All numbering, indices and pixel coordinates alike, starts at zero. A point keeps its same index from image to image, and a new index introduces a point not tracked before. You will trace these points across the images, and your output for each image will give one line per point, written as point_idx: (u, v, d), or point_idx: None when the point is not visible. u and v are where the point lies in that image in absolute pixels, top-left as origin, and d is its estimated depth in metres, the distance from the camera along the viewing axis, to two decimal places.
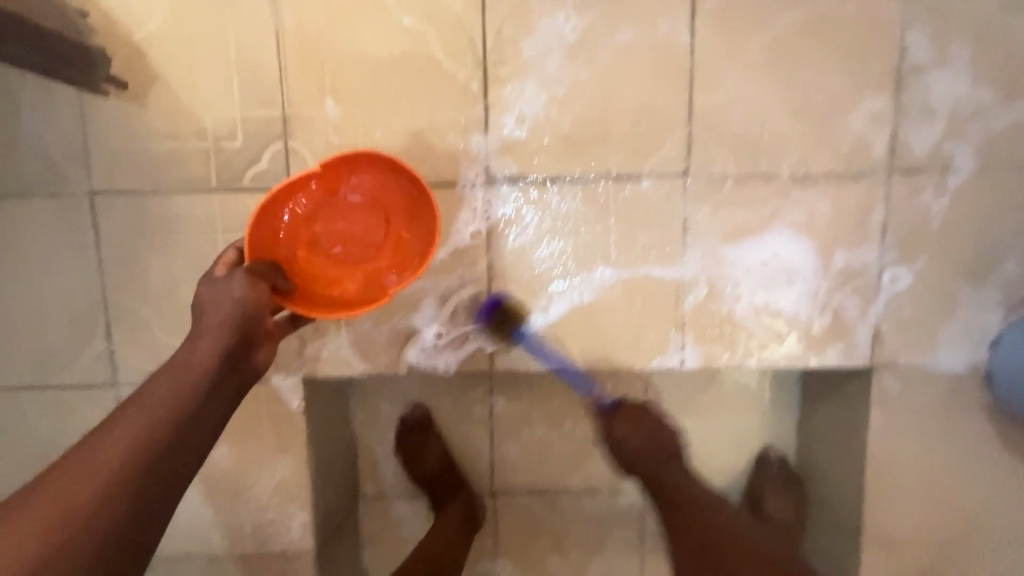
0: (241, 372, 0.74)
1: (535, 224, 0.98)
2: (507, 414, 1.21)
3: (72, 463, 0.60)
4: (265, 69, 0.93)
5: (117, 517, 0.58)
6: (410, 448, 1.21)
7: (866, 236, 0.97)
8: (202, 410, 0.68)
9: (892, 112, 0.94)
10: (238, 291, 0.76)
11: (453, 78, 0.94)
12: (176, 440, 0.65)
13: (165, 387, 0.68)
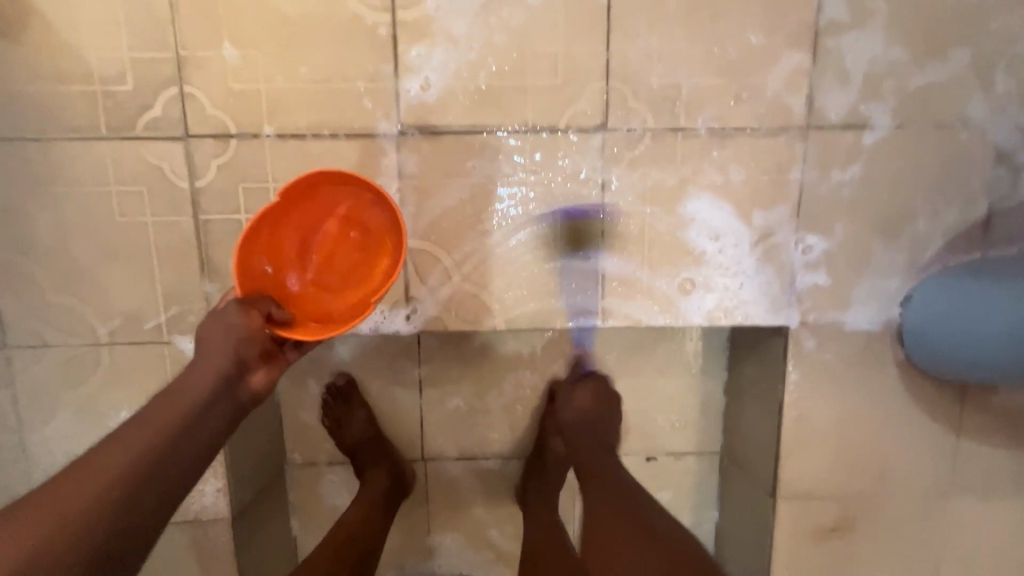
0: (237, 394, 0.77)
1: (450, 180, 0.94)
2: (434, 378, 1.20)
3: (79, 470, 0.62)
4: (153, 6, 0.87)
5: (104, 528, 0.58)
6: (337, 415, 1.18)
7: (784, 192, 0.96)
8: (199, 426, 0.71)
9: (811, 65, 0.92)
10: (234, 316, 0.80)
11: (359, 20, 0.88)
12: (169, 456, 0.66)
13: (163, 406, 0.71)
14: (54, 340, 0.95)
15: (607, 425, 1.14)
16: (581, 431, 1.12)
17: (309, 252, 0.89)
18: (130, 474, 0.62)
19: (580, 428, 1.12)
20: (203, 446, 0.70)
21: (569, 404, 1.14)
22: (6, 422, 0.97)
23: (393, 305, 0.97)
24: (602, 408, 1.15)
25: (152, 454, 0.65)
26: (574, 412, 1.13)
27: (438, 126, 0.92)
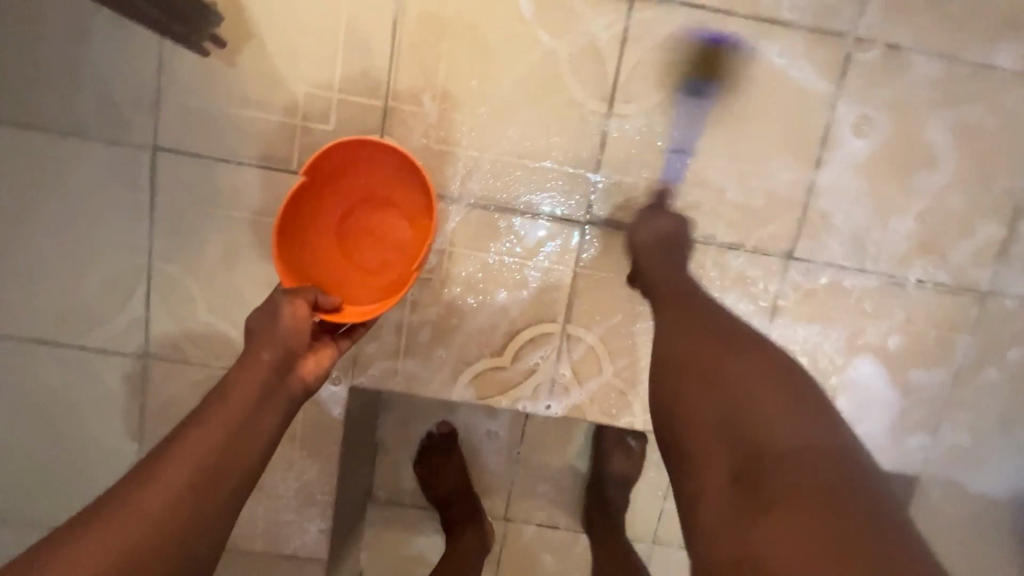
0: (290, 394, 0.63)
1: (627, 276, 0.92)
2: (534, 446, 1.19)
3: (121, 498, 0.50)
4: (373, 52, 0.85)
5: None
6: (434, 466, 1.16)
7: (950, 349, 0.94)
8: (257, 429, 0.58)
9: (1007, 232, 0.91)
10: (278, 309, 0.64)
11: (574, 106, 0.87)
12: (216, 483, 0.53)
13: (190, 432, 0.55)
14: (195, 357, 0.93)
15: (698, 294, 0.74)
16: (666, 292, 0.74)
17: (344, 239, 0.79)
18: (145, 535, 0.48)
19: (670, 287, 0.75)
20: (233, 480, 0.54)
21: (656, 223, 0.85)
22: (128, 426, 0.96)
23: (537, 385, 0.96)
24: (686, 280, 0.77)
25: (168, 505, 0.50)
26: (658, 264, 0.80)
27: (627, 223, 0.90)
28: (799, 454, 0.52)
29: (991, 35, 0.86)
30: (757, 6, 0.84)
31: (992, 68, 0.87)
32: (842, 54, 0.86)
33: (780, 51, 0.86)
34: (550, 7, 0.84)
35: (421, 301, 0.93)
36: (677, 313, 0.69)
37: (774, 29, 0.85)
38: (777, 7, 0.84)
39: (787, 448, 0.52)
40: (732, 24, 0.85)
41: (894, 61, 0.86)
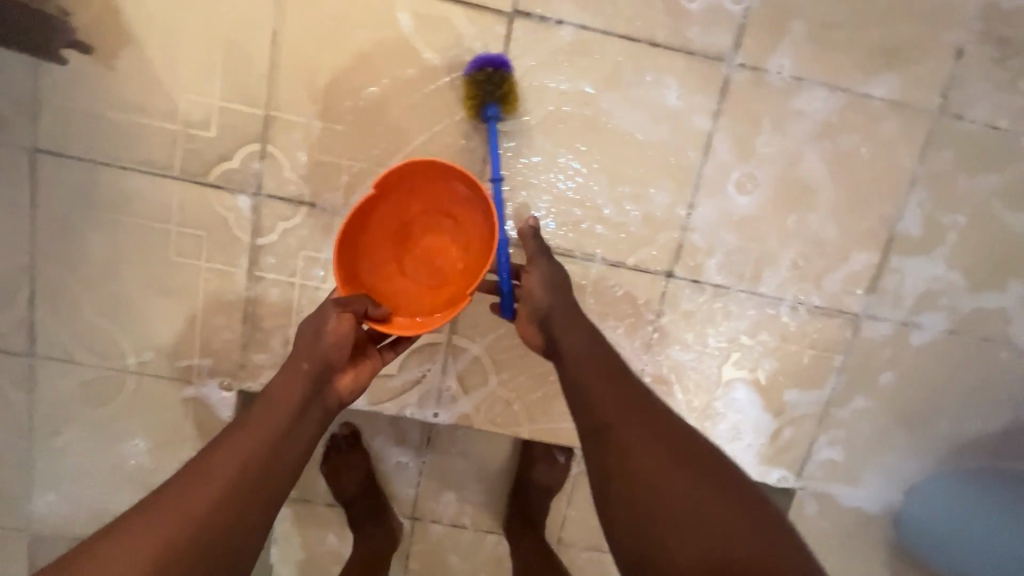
0: (321, 404, 0.71)
1: None
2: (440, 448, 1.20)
3: (182, 485, 0.60)
4: (255, 61, 0.85)
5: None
6: (338, 463, 1.16)
7: (826, 368, 0.97)
8: (293, 436, 0.67)
9: (881, 258, 0.93)
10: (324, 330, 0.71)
11: (457, 121, 0.88)
12: (257, 479, 0.62)
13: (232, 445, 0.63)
14: (83, 358, 0.94)
15: (629, 378, 0.71)
16: (601, 404, 0.68)
17: (401, 244, 0.80)
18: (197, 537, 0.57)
19: (602, 396, 0.68)
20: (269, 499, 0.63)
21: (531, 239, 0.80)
22: (17, 424, 0.96)
23: (424, 393, 0.98)
24: (607, 359, 0.72)
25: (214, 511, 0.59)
26: (586, 347, 0.73)
27: None
28: (759, 558, 0.56)
29: (869, 64, 0.87)
30: (636, 28, 0.85)
31: (868, 98, 0.88)
32: (722, 78, 0.87)
33: (659, 73, 0.86)
34: (431, 21, 0.84)
35: (308, 309, 0.94)
36: (631, 427, 0.65)
37: (654, 50, 0.86)
38: (656, 30, 0.85)
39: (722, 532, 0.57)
40: (612, 45, 0.85)
41: (774, 86, 0.87)
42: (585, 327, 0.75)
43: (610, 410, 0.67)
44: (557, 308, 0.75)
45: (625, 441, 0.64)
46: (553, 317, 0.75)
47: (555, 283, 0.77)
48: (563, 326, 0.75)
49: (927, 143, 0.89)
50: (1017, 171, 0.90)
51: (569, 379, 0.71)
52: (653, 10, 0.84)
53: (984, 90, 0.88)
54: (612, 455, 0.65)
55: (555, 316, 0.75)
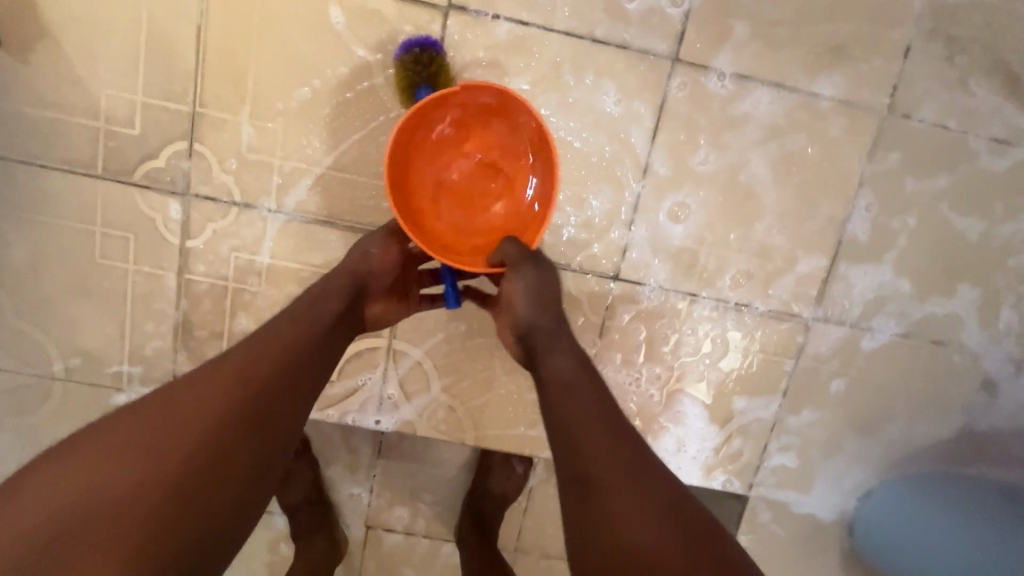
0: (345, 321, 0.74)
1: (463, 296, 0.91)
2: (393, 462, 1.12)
3: (189, 394, 0.59)
4: (179, 56, 0.81)
5: (165, 488, 0.53)
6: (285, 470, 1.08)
7: (775, 372, 0.95)
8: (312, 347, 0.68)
9: (830, 261, 0.91)
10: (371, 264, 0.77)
11: (393, 119, 0.85)
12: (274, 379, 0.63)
13: (255, 359, 0.64)
14: (7, 365, 0.91)
15: (624, 425, 0.67)
16: (581, 441, 0.65)
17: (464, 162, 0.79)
18: (205, 445, 0.56)
19: (582, 433, 0.65)
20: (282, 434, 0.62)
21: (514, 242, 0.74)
22: None
23: (365, 400, 0.95)
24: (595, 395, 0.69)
25: (230, 422, 0.58)
26: (571, 379, 0.70)
27: None
28: None
29: (815, 63, 0.85)
30: (576, 24, 0.82)
31: (816, 96, 0.86)
32: (665, 76, 0.84)
33: (601, 71, 0.84)
34: (363, 15, 0.81)
35: (242, 314, 0.91)
36: (617, 482, 0.61)
37: (594, 47, 0.83)
38: (596, 26, 0.83)
39: None
40: (551, 41, 0.83)
41: (718, 84, 0.85)
42: (574, 360, 0.73)
43: (589, 449, 0.64)
44: (535, 326, 0.74)
45: (596, 478, 0.62)
46: (532, 335, 0.75)
47: (533, 295, 0.74)
48: (544, 358, 0.73)
49: (874, 143, 0.87)
50: (964, 172, 0.89)
51: (565, 419, 0.67)
52: (592, 5, 0.82)
53: (933, 90, 0.86)
54: (597, 502, 0.60)
55: (533, 338, 0.75)
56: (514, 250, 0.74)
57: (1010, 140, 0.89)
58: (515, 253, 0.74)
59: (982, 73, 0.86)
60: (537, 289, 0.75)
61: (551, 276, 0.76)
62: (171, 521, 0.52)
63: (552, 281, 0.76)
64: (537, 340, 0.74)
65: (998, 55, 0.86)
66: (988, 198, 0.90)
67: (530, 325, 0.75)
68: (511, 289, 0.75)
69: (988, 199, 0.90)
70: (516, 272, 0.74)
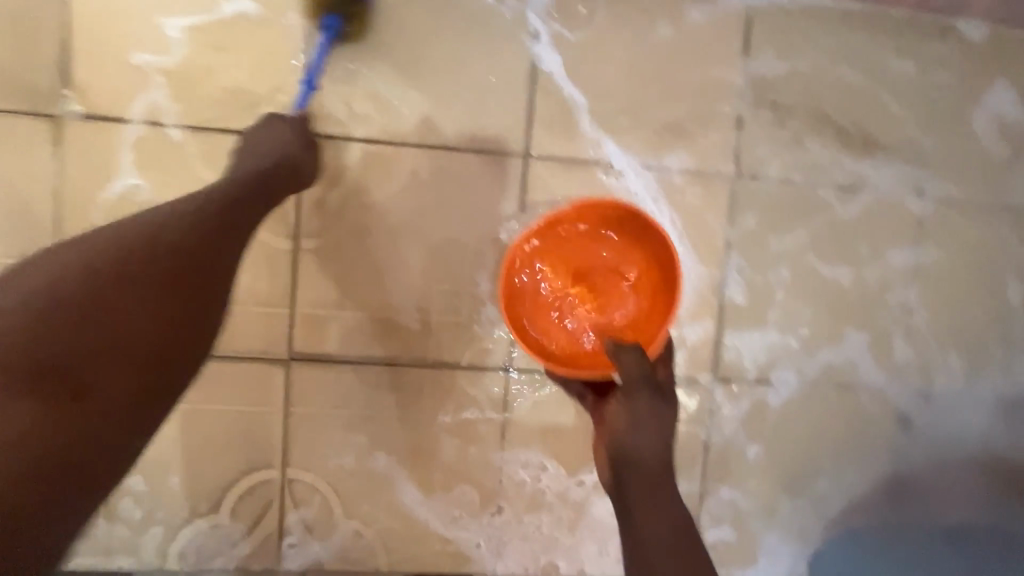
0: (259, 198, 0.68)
1: (356, 409, 0.88)
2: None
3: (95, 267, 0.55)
4: (38, 214, 0.82)
5: (41, 389, 0.49)
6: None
7: (689, 440, 0.93)
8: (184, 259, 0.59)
9: (716, 322, 0.93)
10: (285, 144, 0.75)
11: (261, 246, 0.85)
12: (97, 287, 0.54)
13: (111, 245, 0.56)
14: None
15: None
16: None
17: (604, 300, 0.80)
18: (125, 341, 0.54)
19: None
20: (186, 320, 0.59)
21: (629, 357, 0.68)
22: None
23: (263, 540, 0.88)
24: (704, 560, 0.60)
25: (141, 252, 0.56)
26: (671, 543, 0.61)
27: (351, 356, 0.88)
28: None
29: (661, 142, 0.90)
30: (429, 136, 0.87)
31: (667, 171, 0.91)
32: (521, 171, 0.88)
33: (459, 174, 0.88)
34: (221, 152, 0.84)
35: None
36: None
37: (450, 154, 0.87)
38: (448, 136, 0.87)
39: None
40: (407, 154, 0.87)
41: (571, 170, 0.89)
42: (676, 520, 0.63)
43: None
44: (642, 462, 0.65)
45: None
46: (630, 469, 0.65)
47: (643, 429, 0.66)
48: (643, 509, 0.63)
49: (732, 205, 0.92)
50: (821, 221, 0.94)
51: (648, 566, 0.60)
52: (441, 118, 0.87)
53: (774, 152, 0.93)
54: None
55: (634, 478, 0.65)
56: (630, 369, 0.67)
57: (856, 186, 0.94)
58: (634, 373, 0.67)
59: (814, 132, 0.93)
60: (654, 423, 0.66)
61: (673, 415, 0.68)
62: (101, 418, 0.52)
63: (669, 423, 0.67)
64: (646, 482, 0.64)
65: (825, 114, 0.93)
66: (849, 241, 0.94)
67: (637, 457, 0.65)
68: (617, 412, 0.69)
69: (849, 243, 0.94)
70: (632, 394, 0.67)
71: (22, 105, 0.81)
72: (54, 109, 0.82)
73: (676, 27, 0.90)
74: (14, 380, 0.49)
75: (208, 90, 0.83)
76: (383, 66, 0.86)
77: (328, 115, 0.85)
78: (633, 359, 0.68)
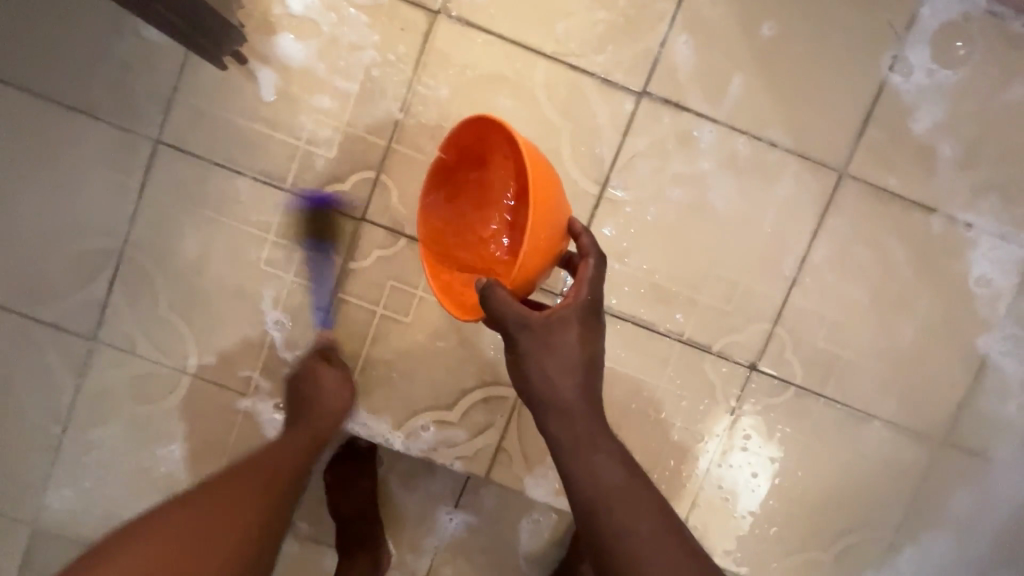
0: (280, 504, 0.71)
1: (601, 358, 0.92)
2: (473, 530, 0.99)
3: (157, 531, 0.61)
4: (389, 95, 0.88)
5: None
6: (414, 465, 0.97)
7: (899, 490, 0.94)
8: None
9: (964, 390, 0.92)
10: (337, 398, 0.85)
11: (572, 183, 0.89)
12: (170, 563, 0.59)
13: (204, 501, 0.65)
14: (144, 351, 0.91)
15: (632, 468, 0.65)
16: (625, 533, 0.60)
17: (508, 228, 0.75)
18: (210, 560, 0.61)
19: (626, 523, 0.61)
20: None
21: (499, 295, 0.65)
22: (56, 410, 0.92)
23: (480, 449, 0.94)
24: (647, 488, 0.64)
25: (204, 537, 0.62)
26: (618, 482, 0.63)
27: (614, 309, 0.91)
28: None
29: (975, 197, 0.89)
30: (758, 127, 0.88)
31: (972, 228, 0.89)
32: (833, 186, 0.89)
33: (773, 172, 0.89)
34: (565, 86, 0.88)
35: (380, 342, 0.92)
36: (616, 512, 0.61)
37: (772, 149, 0.89)
38: (774, 133, 0.88)
39: None
40: (732, 139, 0.89)
41: (880, 200, 0.89)
42: (605, 449, 0.65)
43: (645, 546, 0.59)
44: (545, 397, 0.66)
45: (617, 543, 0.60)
46: (539, 406, 0.67)
47: (540, 359, 0.66)
48: (577, 455, 0.64)
49: None
50: None
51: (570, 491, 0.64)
52: (774, 113, 0.88)
53: None
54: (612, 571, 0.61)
55: (562, 421, 0.66)
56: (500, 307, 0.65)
57: None
58: (504, 309, 0.65)
59: None
60: (555, 363, 0.66)
61: (574, 339, 0.66)
62: None
63: (559, 334, 0.66)
64: (565, 422, 0.66)
65: None
66: None
67: (553, 398, 0.66)
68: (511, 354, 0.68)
69: None
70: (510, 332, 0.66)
71: None
72: (433, 4, 0.87)
73: None
74: None
75: (572, 25, 0.87)
76: (737, 48, 0.88)
77: (672, 79, 0.88)
78: (505, 299, 0.65)
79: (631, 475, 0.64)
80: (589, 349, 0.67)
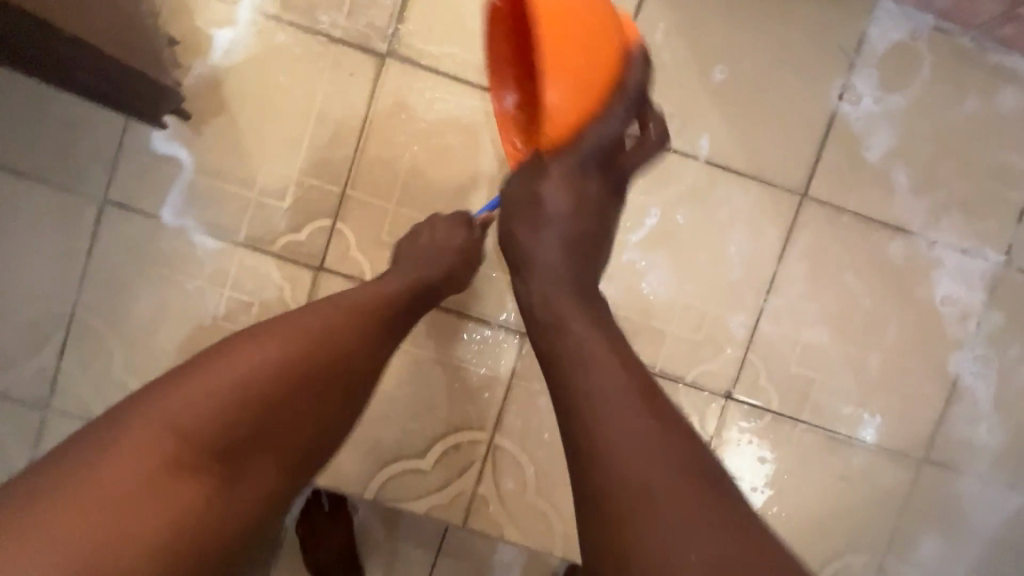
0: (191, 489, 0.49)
1: None
2: None
3: (160, 402, 0.50)
4: (341, 141, 0.86)
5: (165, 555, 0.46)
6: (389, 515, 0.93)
7: (884, 512, 0.92)
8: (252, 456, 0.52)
9: (941, 405, 0.91)
10: (454, 248, 0.76)
11: None
12: (199, 448, 0.50)
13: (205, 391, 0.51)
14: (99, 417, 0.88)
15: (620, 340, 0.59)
16: (605, 405, 0.53)
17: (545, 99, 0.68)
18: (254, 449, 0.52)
19: (603, 386, 0.54)
20: (265, 466, 0.53)
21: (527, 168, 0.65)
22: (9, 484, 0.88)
23: (454, 496, 0.91)
24: (648, 390, 0.54)
25: (220, 419, 0.50)
26: (598, 350, 0.57)
27: None
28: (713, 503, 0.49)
29: (938, 212, 0.89)
30: (716, 155, 0.88)
31: (937, 243, 0.89)
32: (795, 209, 0.88)
33: (735, 198, 0.88)
34: None
35: None
36: (614, 394, 0.53)
37: (733, 175, 0.88)
38: (734, 159, 0.88)
39: (679, 494, 0.48)
40: (692, 168, 0.88)
41: (844, 220, 0.88)
42: (590, 316, 0.60)
43: (615, 421, 0.52)
44: (529, 250, 0.65)
45: (597, 416, 0.52)
46: (525, 264, 0.65)
47: (540, 204, 0.64)
48: (559, 322, 0.60)
49: (993, 293, 0.90)
50: None
51: (550, 358, 0.59)
52: (732, 139, 0.88)
53: None
54: (586, 457, 0.52)
55: (539, 282, 0.64)
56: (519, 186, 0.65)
57: None
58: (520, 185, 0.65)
59: None
60: (541, 217, 0.64)
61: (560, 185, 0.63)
62: (209, 505, 0.49)
63: (564, 172, 0.63)
64: (542, 280, 0.63)
65: None
66: None
67: (537, 252, 0.64)
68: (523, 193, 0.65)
69: None
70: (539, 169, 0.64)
71: (356, 38, 0.85)
72: (380, 48, 0.86)
73: (984, 105, 0.88)
74: (147, 472, 0.47)
75: None
76: (692, 76, 0.87)
77: None
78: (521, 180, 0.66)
79: (613, 346, 0.57)
80: (591, 198, 0.64)
